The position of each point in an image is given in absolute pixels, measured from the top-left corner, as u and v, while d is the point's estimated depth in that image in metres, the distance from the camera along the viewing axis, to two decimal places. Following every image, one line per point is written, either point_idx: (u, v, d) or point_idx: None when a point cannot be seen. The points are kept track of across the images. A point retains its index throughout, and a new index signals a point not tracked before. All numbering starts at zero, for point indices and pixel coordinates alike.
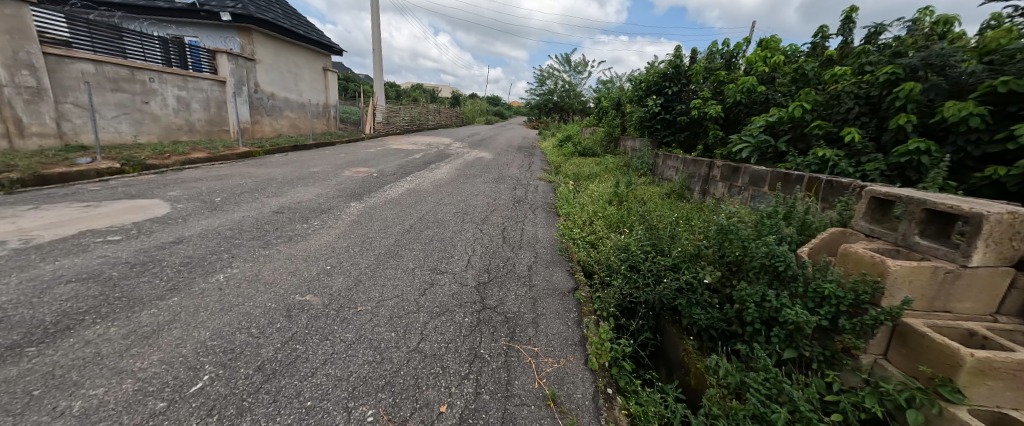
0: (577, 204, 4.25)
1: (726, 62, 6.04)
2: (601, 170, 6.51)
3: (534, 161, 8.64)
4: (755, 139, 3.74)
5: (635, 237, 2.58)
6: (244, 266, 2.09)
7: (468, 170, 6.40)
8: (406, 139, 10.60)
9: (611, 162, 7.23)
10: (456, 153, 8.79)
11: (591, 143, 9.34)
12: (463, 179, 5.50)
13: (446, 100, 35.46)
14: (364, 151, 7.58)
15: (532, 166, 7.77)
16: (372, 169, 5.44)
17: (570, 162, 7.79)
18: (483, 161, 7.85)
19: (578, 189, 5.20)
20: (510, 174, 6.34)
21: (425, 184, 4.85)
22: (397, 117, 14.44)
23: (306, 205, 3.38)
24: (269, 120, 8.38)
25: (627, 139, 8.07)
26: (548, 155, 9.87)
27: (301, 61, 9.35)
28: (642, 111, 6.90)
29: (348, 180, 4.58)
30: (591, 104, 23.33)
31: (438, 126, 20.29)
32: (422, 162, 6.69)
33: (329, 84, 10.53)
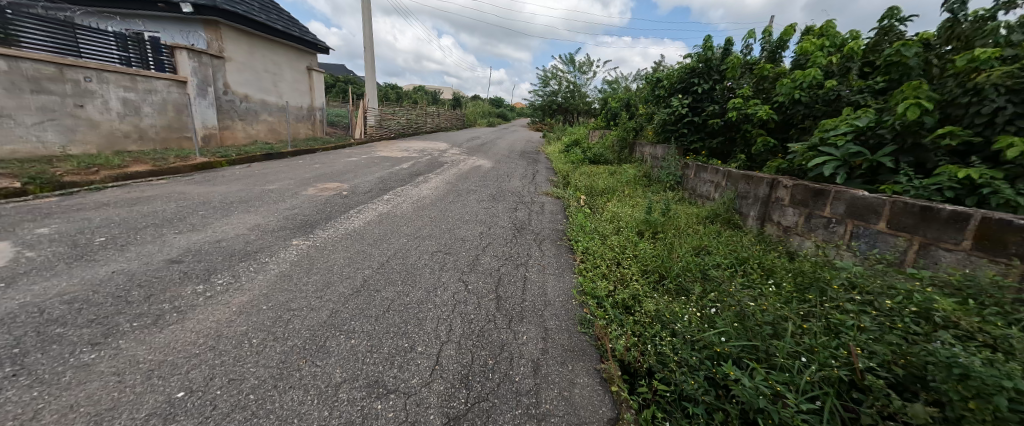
0: (596, 235, 3.29)
1: (769, 54, 5.11)
2: (619, 184, 5.54)
3: (539, 170, 7.68)
4: (840, 149, 2.78)
5: (712, 318, 1.62)
6: (18, 399, 1.16)
7: (462, 183, 5.47)
8: (398, 145, 9.72)
9: (629, 173, 6.26)
10: (452, 161, 7.87)
11: (602, 150, 8.35)
12: (453, 196, 4.57)
13: (448, 102, 34.69)
14: (345, 159, 6.69)
15: (536, 176, 6.84)
16: (344, 185, 4.52)
17: (580, 173, 6.82)
18: (480, 170, 6.92)
19: (594, 209, 4.24)
20: (510, 188, 5.42)
21: (406, 204, 3.95)
22: (392, 120, 13.59)
23: (227, 244, 2.46)
24: (241, 124, 7.52)
25: (644, 146, 7.09)
26: (553, 162, 8.90)
27: (280, 60, 8.51)
28: (665, 113, 5.95)
29: (309, 201, 3.68)
30: (597, 105, 22.46)
31: (438, 129, 19.39)
32: (409, 174, 5.78)
33: (314, 85, 9.67)
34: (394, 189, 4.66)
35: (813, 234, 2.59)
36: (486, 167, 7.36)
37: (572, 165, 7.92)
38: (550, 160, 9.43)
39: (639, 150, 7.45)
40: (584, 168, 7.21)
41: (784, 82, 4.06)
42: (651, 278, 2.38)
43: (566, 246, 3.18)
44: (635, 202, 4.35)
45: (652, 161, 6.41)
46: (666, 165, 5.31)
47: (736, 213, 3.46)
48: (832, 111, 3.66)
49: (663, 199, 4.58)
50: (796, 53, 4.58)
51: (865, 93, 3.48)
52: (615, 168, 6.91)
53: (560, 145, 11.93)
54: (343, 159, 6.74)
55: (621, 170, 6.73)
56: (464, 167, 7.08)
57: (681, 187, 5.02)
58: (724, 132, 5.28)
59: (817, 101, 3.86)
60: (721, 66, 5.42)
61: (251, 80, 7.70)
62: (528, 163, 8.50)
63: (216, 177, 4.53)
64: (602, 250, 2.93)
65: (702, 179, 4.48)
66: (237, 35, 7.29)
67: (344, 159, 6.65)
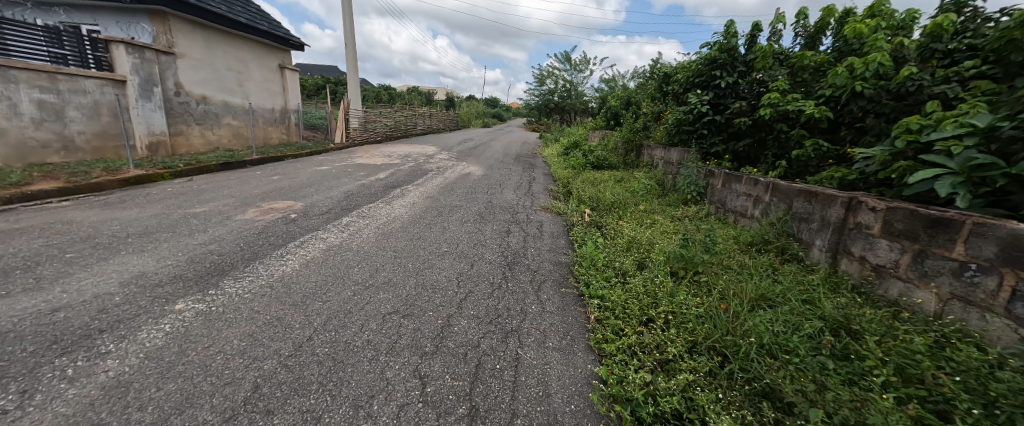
0: (614, 276, 2.51)
1: (806, 42, 4.35)
2: (631, 196, 4.75)
3: (536, 177, 6.87)
4: (956, 159, 1.99)
5: None
6: None
7: (445, 196, 4.64)
8: (382, 150, 8.90)
9: (639, 182, 5.46)
10: (439, 167, 7.09)
11: (605, 153, 7.54)
12: (432, 216, 3.74)
13: (441, 103, 33.91)
14: (314, 168, 5.86)
15: (534, 186, 6.01)
16: (298, 203, 3.72)
17: (583, 182, 6.01)
18: (470, 179, 6.10)
19: (606, 233, 3.45)
20: (503, 201, 4.64)
21: (370, 229, 3.17)
22: (379, 123, 12.77)
23: (70, 313, 1.65)
24: (198, 129, 6.68)
25: (655, 149, 6.29)
26: (552, 167, 8.08)
27: (246, 57, 7.67)
28: (681, 111, 5.16)
29: (240, 230, 2.87)
30: (594, 104, 21.84)
31: (429, 131, 18.54)
32: (384, 186, 4.95)
33: (288, 85, 8.83)
34: (360, 207, 3.83)
35: (937, 284, 1.81)
36: (475, 175, 6.54)
37: (573, 171, 7.11)
38: (548, 165, 8.61)
39: (649, 154, 6.66)
40: (587, 175, 6.42)
41: (837, 71, 3.28)
42: (710, 360, 1.60)
43: (572, 290, 2.37)
44: (655, 222, 3.57)
45: (666, 167, 5.61)
46: (685, 173, 4.51)
47: (792, 240, 2.67)
48: (907, 107, 2.90)
49: (686, 218, 3.80)
50: (844, 38, 3.82)
51: (953, 82, 2.71)
52: (623, 175, 6.10)
53: (558, 147, 11.13)
54: (312, 168, 5.90)
55: (631, 178, 5.95)
56: (451, 175, 6.26)
57: (704, 200, 4.23)
58: (753, 133, 4.48)
59: (881, 95, 3.08)
60: (748, 56, 4.63)
61: (210, 79, 6.86)
62: (523, 169, 7.69)
63: (140, 196, 3.69)
64: (625, 300, 2.15)
65: (735, 190, 3.69)
66: (191, 28, 6.46)
67: (313, 169, 5.82)
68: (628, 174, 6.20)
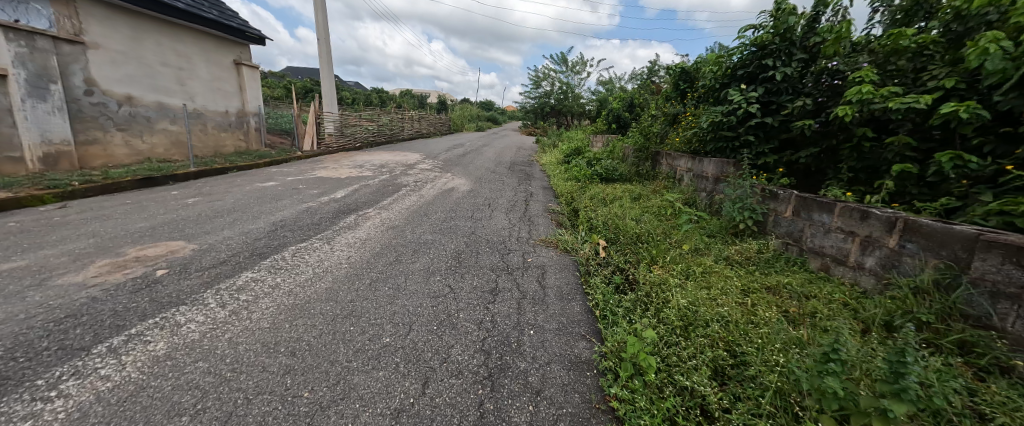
0: (684, 409, 1.39)
1: (894, 19, 3.26)
2: (659, 224, 3.65)
3: (533, 192, 5.75)
4: None
5: None
6: None
7: (414, 225, 3.51)
8: (356, 158, 7.74)
9: (663, 203, 4.36)
10: (418, 180, 5.95)
11: (614, 163, 6.43)
12: (386, 262, 2.59)
13: (433, 106, 32.85)
14: (256, 185, 4.69)
15: (532, 205, 4.90)
16: (189, 247, 2.55)
17: (593, 201, 4.90)
18: (452, 195, 4.98)
19: (641, 292, 2.33)
20: (491, 231, 3.51)
21: (278, 295, 2.02)
22: (360, 127, 11.60)
23: None
24: (121, 136, 5.50)
25: (679, 159, 5.19)
26: (552, 178, 6.95)
27: (189, 50, 6.51)
28: (717, 112, 4.07)
29: (36, 312, 1.69)
30: (591, 107, 20.97)
31: (418, 136, 17.40)
32: (336, 210, 3.79)
33: (245, 84, 7.66)
34: (283, 249, 2.67)
35: None
36: (460, 190, 5.42)
37: (577, 184, 5.99)
38: (547, 176, 7.49)
39: (669, 164, 5.56)
40: (595, 191, 5.32)
41: (982, 49, 2.19)
42: None
43: None
44: (709, 274, 2.45)
45: (695, 182, 4.50)
46: (730, 193, 3.43)
47: (982, 331, 1.54)
48: None
49: (748, 262, 2.69)
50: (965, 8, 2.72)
51: None
52: (640, 191, 4.99)
53: (557, 153, 10.03)
54: (253, 184, 4.72)
55: (650, 195, 4.85)
56: (429, 192, 5.12)
57: (762, 231, 3.13)
58: (820, 141, 3.39)
59: None
60: (809, 38, 3.54)
61: (138, 75, 5.69)
62: (518, 181, 6.58)
63: None
64: None
65: (819, 223, 2.59)
66: (109, 12, 5.30)
67: (254, 185, 4.65)
68: (646, 190, 5.08)
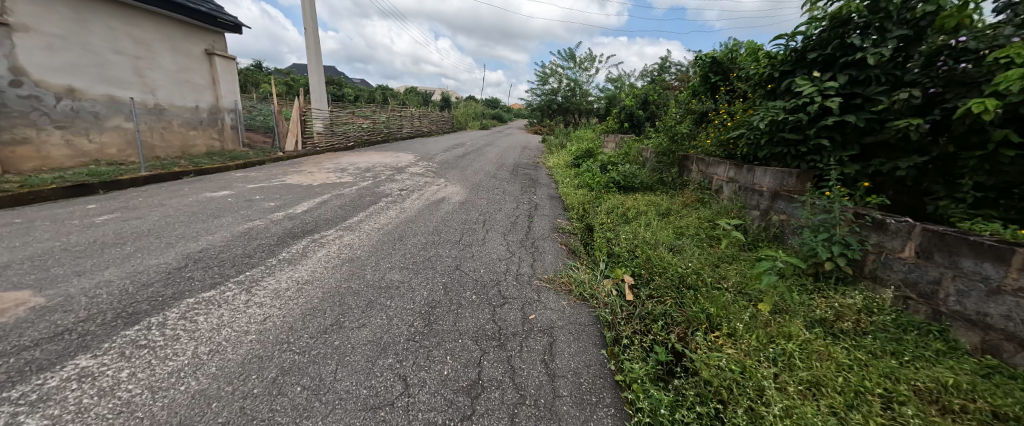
0: None
1: None
2: (705, 258, 2.78)
3: (538, 203, 4.88)
4: None
5: None
6: None
7: (380, 256, 2.66)
8: (342, 160, 6.93)
9: (702, 224, 3.48)
10: (405, 188, 5.12)
11: (633, 169, 5.52)
12: (317, 327, 1.74)
13: (436, 103, 32.06)
14: (204, 194, 3.89)
15: (536, 221, 4.03)
16: (28, 303, 1.72)
17: (612, 219, 4.03)
18: (440, 209, 4.14)
19: (708, 394, 1.49)
20: (483, 265, 2.66)
21: (104, 414, 1.18)
22: (354, 125, 10.83)
23: None
24: (60, 134, 4.75)
25: (715, 167, 4.28)
26: (559, 185, 6.08)
27: (149, 37, 5.76)
28: (776, 108, 3.17)
29: None
30: (600, 105, 20.05)
31: (419, 135, 16.60)
32: (285, 232, 2.96)
33: (219, 77, 6.91)
34: (173, 302, 1.84)
35: None
36: (453, 200, 4.57)
37: (590, 194, 5.12)
38: (554, 181, 6.60)
39: (701, 172, 4.65)
40: (613, 204, 4.45)
41: None
42: None
43: None
44: (811, 359, 1.60)
45: (741, 197, 3.60)
46: (805, 217, 2.55)
47: None
48: None
49: (857, 332, 1.82)
50: None
51: None
52: (669, 206, 4.10)
53: (565, 155, 9.13)
54: (200, 194, 3.92)
55: (683, 211, 3.97)
56: (414, 203, 4.28)
57: (857, 274, 2.25)
58: (931, 148, 2.48)
59: None
60: (913, 9, 2.62)
61: (82, 64, 4.94)
62: (521, 189, 5.71)
63: None
64: None
65: (976, 277, 1.70)
66: None
67: (200, 195, 3.85)
68: (676, 204, 4.19)
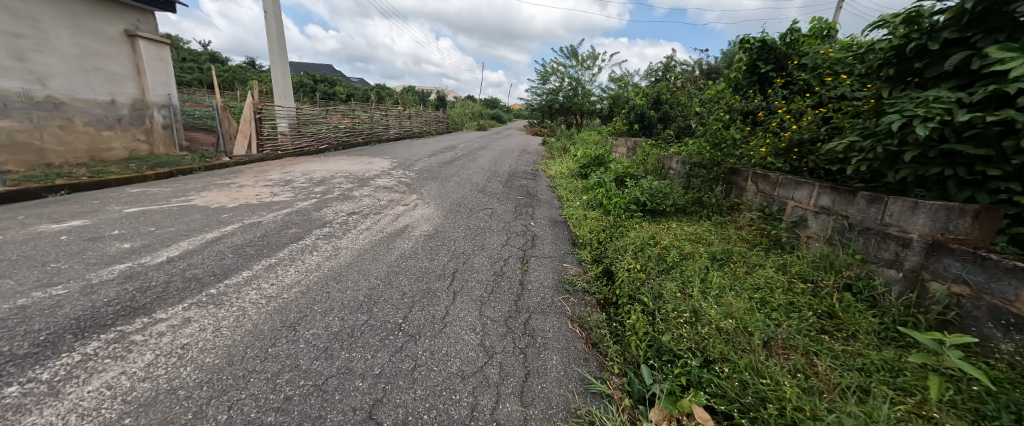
0: None
1: None
2: (845, 380, 1.50)
3: (536, 234, 3.57)
4: None
5: None
6: None
7: (220, 382, 1.35)
8: (298, 168, 5.67)
9: (797, 289, 2.19)
10: (359, 209, 3.85)
11: (662, 184, 4.20)
12: None
13: (432, 102, 30.79)
14: (35, 227, 2.61)
15: (534, 269, 2.71)
16: None
17: (645, 270, 2.73)
18: (392, 249, 2.82)
19: None
20: (427, 398, 1.38)
21: None
22: (328, 126, 9.55)
23: None
24: None
25: (792, 189, 2.99)
26: (564, 204, 4.79)
27: (36, 10, 4.52)
28: (939, 101, 1.88)
29: None
30: (604, 104, 18.80)
31: (409, 135, 15.33)
32: (80, 317, 1.65)
33: (143, 64, 5.66)
34: None
35: None
36: (416, 233, 3.25)
37: (608, 220, 3.82)
38: (557, 198, 5.30)
39: (763, 194, 3.35)
40: (643, 242, 3.15)
41: None
42: None
43: None
44: None
45: (855, 241, 2.32)
46: None
47: None
48: None
49: None
50: None
51: None
52: (728, 248, 2.80)
53: (568, 163, 7.81)
54: (32, 225, 2.64)
55: (751, 259, 2.68)
56: (357, 239, 2.97)
57: None
58: None
59: None
60: None
61: None
62: (514, 209, 4.41)
63: None
64: None
65: None
66: None
67: (24, 229, 2.55)
68: (737, 246, 2.90)
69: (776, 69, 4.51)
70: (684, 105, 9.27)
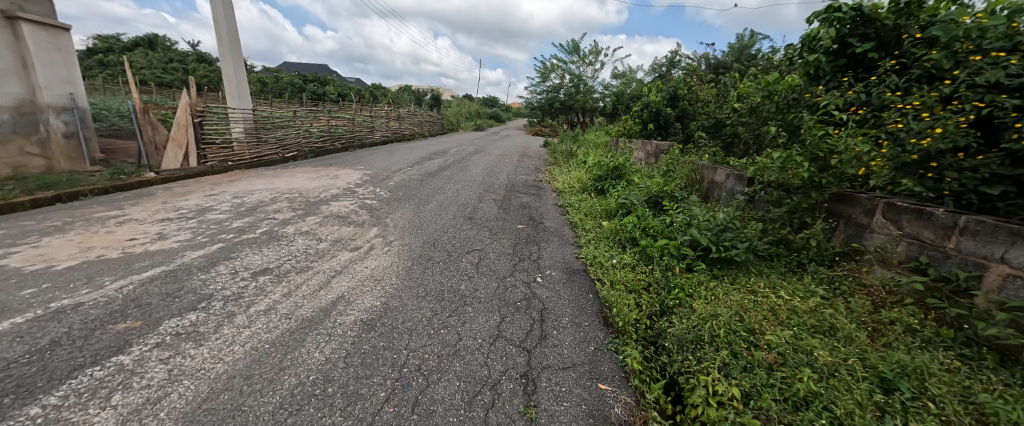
0: None
1: None
2: None
3: (546, 304, 2.28)
4: None
5: None
6: None
7: None
8: (234, 189, 4.42)
9: None
10: (283, 260, 2.60)
11: (725, 214, 2.92)
12: None
13: (427, 102, 29.58)
14: None
15: (548, 416, 1.43)
16: None
17: (761, 418, 1.44)
18: (286, 366, 1.54)
19: None
20: None
21: None
22: (299, 130, 8.28)
23: None
24: None
25: (1001, 245, 1.71)
26: (581, 239, 3.53)
27: None
28: None
29: None
30: (609, 102, 17.57)
31: (399, 138, 14.09)
32: None
33: (30, 54, 4.40)
34: None
35: None
36: (349, 314, 1.97)
37: (653, 280, 2.53)
38: (569, 225, 4.03)
39: (918, 243, 2.05)
40: (730, 333, 1.85)
41: None
42: None
43: None
44: None
45: None
46: None
47: None
48: None
49: None
50: None
51: None
52: (911, 362, 1.50)
53: (578, 172, 6.52)
54: None
55: (971, 395, 1.39)
56: (235, 340, 1.69)
57: None
58: None
59: None
60: None
61: None
62: (512, 251, 3.14)
63: None
64: None
65: None
66: None
67: None
68: (916, 352, 1.60)
69: (878, 49, 3.22)
70: (709, 102, 7.98)
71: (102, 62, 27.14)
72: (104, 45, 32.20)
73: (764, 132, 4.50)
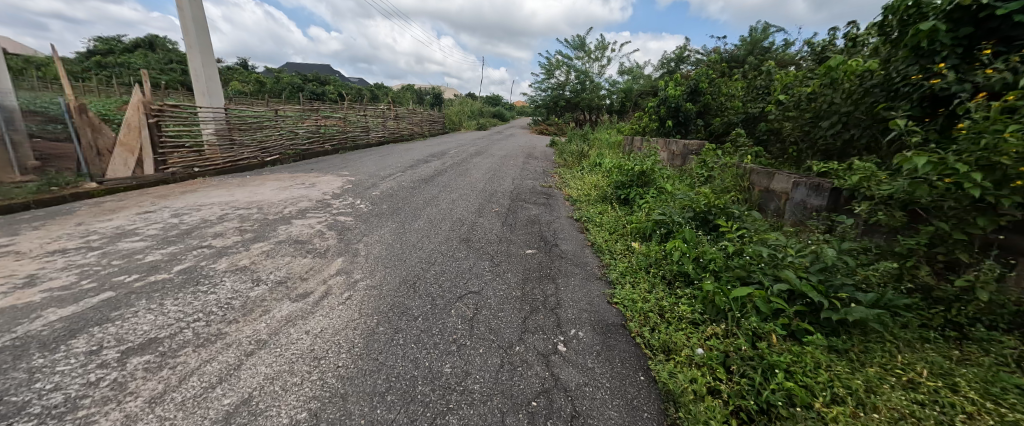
0: None
1: None
2: None
3: (577, 404, 1.44)
4: None
5: None
6: None
7: None
8: (179, 203, 3.63)
9: None
10: (192, 318, 1.80)
11: (824, 245, 2.06)
12: None
13: (428, 101, 28.84)
14: None
15: None
16: None
17: None
18: None
19: None
20: None
21: None
22: (282, 132, 7.52)
23: None
24: None
25: None
26: (610, 272, 2.69)
27: None
28: None
29: None
30: (617, 100, 16.67)
31: (396, 139, 13.32)
32: None
33: None
34: None
35: None
36: None
37: (734, 353, 1.67)
38: (592, 249, 3.20)
39: None
40: None
41: None
42: None
43: None
44: None
45: None
46: None
47: None
48: None
49: None
50: None
51: None
52: None
53: (593, 177, 5.67)
54: None
55: None
56: None
57: None
58: None
59: None
60: None
61: None
62: (521, 293, 2.31)
63: None
64: None
65: None
66: None
67: None
68: None
69: None
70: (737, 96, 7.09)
71: (100, 64, 26.73)
72: (103, 47, 31.76)
73: (831, 128, 3.60)
